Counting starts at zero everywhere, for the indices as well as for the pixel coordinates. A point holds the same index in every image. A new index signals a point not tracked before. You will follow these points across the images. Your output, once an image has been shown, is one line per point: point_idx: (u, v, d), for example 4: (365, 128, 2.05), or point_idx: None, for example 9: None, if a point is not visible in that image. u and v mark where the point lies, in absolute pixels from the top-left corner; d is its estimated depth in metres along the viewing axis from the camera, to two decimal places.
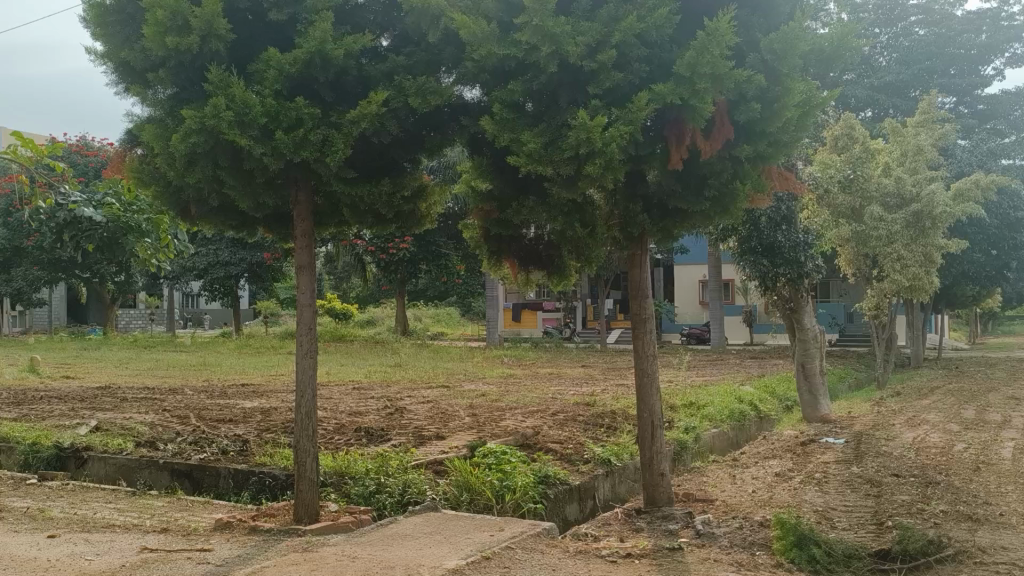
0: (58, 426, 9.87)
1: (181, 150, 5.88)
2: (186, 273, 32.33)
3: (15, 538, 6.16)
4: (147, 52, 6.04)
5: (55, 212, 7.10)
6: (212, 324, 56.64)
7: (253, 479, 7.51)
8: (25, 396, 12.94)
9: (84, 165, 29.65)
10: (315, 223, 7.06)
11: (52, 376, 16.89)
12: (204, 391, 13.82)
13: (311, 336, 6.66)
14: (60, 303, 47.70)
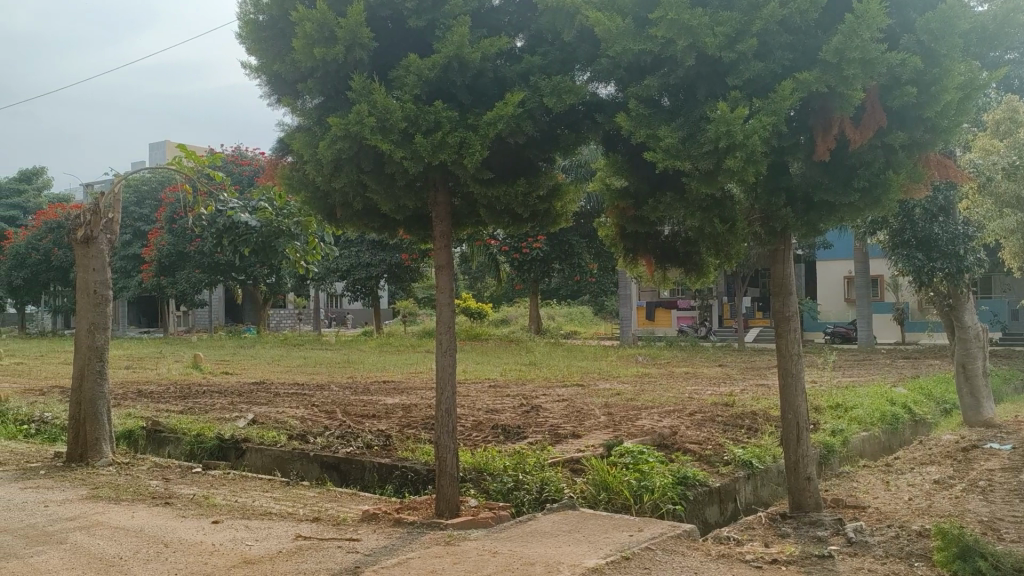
0: (219, 419, 10.54)
1: (328, 157, 6.17)
2: (331, 274, 33.85)
3: (184, 522, 6.63)
4: (296, 65, 6.36)
5: (215, 218, 7.65)
6: (356, 323, 59.15)
7: (396, 473, 7.74)
8: (189, 390, 13.92)
9: (239, 174, 31.58)
10: (453, 224, 7.22)
11: (215, 372, 18.13)
12: (349, 387, 14.40)
13: (451, 335, 6.80)
14: (219, 303, 51.10)
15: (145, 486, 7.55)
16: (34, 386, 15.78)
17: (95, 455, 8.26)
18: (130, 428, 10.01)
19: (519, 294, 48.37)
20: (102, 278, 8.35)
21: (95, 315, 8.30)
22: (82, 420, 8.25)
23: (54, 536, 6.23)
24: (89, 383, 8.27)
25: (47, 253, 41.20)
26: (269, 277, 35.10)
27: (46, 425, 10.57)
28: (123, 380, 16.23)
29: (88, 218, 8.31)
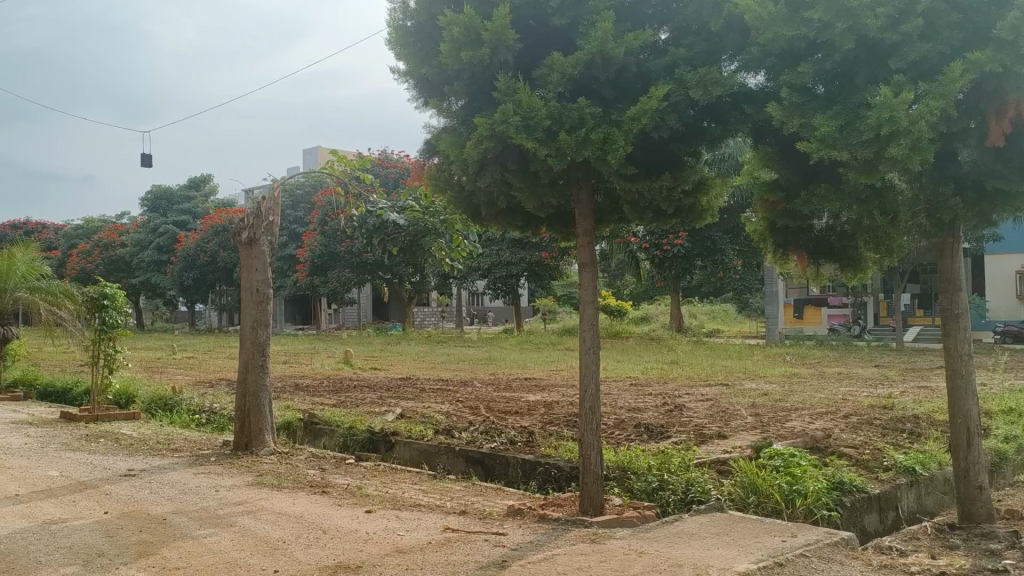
0: (370, 412, 10.97)
1: (474, 156, 6.30)
2: (473, 273, 34.58)
3: (340, 510, 6.93)
4: (443, 68, 6.51)
5: (365, 219, 7.96)
6: (498, 321, 60.21)
7: (540, 470, 7.80)
8: (343, 384, 14.58)
9: (385, 177, 32.81)
10: (596, 221, 7.21)
11: (365, 367, 18.93)
12: (492, 383, 14.66)
13: (595, 332, 6.78)
14: (366, 302, 53.26)
15: (304, 474, 7.94)
16: (207, 378, 17.00)
17: (258, 444, 8.75)
18: (289, 419, 10.56)
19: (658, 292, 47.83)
20: (264, 278, 8.84)
21: (258, 312, 8.80)
22: (247, 411, 8.77)
23: (224, 519, 6.65)
24: (253, 376, 8.77)
25: (213, 254, 44.32)
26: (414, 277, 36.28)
27: (216, 415, 11.33)
28: (284, 373, 17.21)
29: (251, 222, 8.83)
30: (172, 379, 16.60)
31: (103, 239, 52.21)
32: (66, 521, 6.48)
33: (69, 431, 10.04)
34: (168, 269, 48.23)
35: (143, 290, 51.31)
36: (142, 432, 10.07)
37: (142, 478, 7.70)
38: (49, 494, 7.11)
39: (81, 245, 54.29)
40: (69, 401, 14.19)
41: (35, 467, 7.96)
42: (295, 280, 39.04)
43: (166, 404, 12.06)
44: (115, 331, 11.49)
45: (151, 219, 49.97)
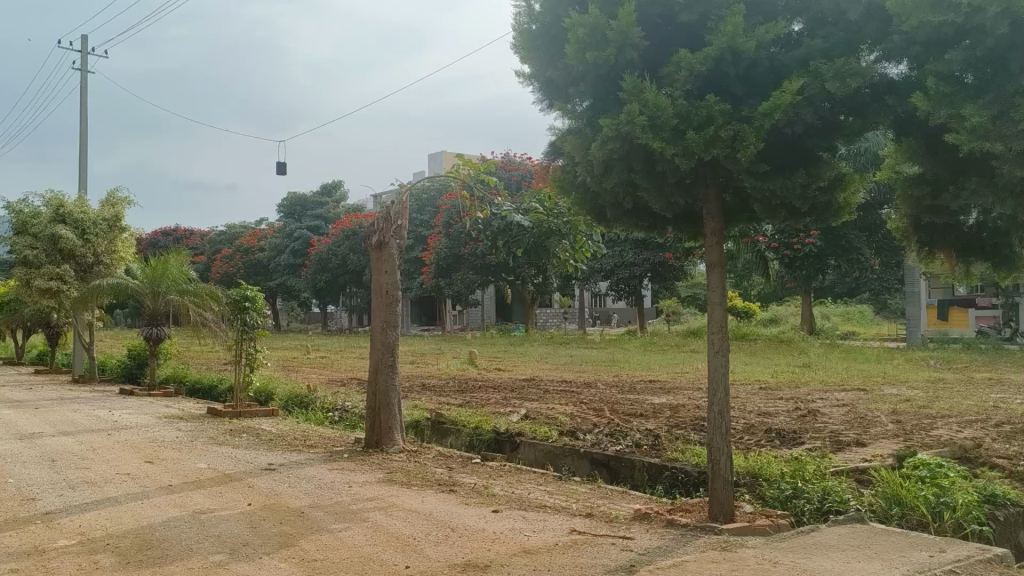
0: (495, 412, 11.11)
1: (599, 157, 6.27)
2: (596, 274, 34.57)
3: (467, 509, 7.04)
4: (568, 70, 6.51)
5: (491, 221, 8.04)
6: (621, 322, 59.85)
7: (666, 474, 7.67)
8: (469, 384, 14.86)
9: (508, 179, 33.32)
10: (725, 220, 7.03)
11: (490, 367, 19.27)
12: (616, 385, 14.57)
13: (723, 334, 6.60)
14: (491, 303, 54.13)
15: (432, 473, 8.11)
16: (340, 377, 17.72)
17: (388, 442, 9.00)
18: (416, 418, 10.83)
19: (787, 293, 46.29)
20: (393, 280, 9.09)
21: (387, 313, 9.05)
22: (377, 410, 9.03)
23: (358, 514, 6.88)
24: (383, 376, 9.02)
25: (344, 257, 46.12)
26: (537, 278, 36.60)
27: (348, 413, 11.75)
28: (412, 374, 17.71)
29: (381, 226, 9.09)
30: (307, 378, 17.38)
31: (244, 244, 55.54)
32: (214, 512, 6.86)
33: (215, 425, 10.65)
34: (302, 271, 50.55)
35: (280, 291, 54.00)
36: (280, 428, 10.55)
37: (281, 472, 8.07)
38: (198, 485, 7.55)
39: (224, 250, 57.81)
40: (214, 396, 15.07)
41: (186, 460, 8.48)
42: (422, 282, 40.15)
43: (302, 402, 12.60)
44: (256, 332, 12.11)
45: (286, 224, 52.54)
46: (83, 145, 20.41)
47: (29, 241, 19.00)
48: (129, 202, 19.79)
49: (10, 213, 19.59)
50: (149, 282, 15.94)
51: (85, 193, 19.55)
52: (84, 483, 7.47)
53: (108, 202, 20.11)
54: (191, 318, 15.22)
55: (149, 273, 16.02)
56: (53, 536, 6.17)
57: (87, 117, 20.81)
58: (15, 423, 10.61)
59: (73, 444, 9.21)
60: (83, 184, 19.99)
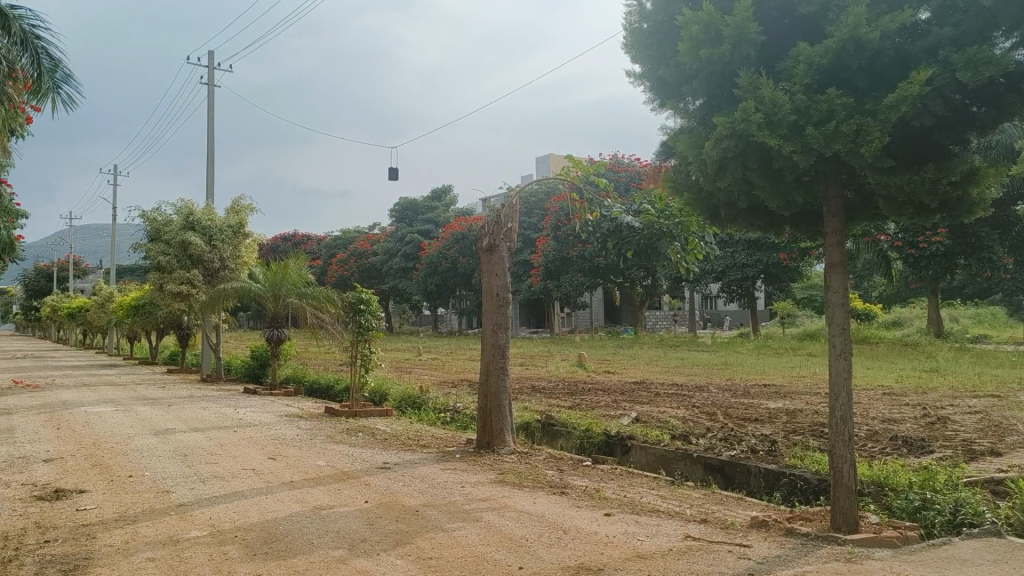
0: (605, 415, 11.04)
1: (714, 156, 6.14)
2: (708, 275, 34.29)
3: (579, 512, 7.01)
4: (681, 67, 6.42)
5: (601, 223, 7.98)
6: (733, 325, 58.66)
7: (784, 481, 7.45)
8: (578, 387, 14.85)
9: (617, 181, 33.24)
10: (846, 219, 6.77)
11: (600, 370, 19.19)
12: (729, 389, 14.27)
13: (845, 337, 6.35)
14: (599, 305, 54.15)
15: (543, 475, 8.13)
16: (451, 379, 18.01)
17: (499, 443, 9.07)
18: (526, 420, 10.89)
19: (911, 295, 44.23)
20: (504, 283, 9.18)
21: (498, 315, 9.14)
22: (488, 411, 9.11)
23: (471, 514, 6.96)
24: (494, 378, 9.11)
25: (454, 261, 47.05)
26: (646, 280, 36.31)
27: (459, 414, 11.92)
28: (523, 376, 17.81)
29: (491, 229, 9.17)
30: (420, 379, 17.72)
31: (359, 249, 57.70)
32: (334, 508, 7.08)
33: (333, 424, 11.01)
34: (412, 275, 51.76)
35: (392, 294, 55.51)
36: (394, 428, 10.80)
37: (396, 471, 8.25)
38: (318, 482, 7.81)
39: (339, 255, 60.08)
40: (332, 396, 15.56)
41: (306, 457, 8.78)
42: (531, 284, 40.60)
43: (415, 402, 12.87)
44: (370, 334, 12.44)
45: (398, 230, 53.93)
46: (211, 156, 21.49)
47: (162, 247, 20.11)
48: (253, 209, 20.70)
49: (145, 221, 20.80)
50: (271, 286, 16.65)
51: (213, 201, 20.57)
52: (213, 478, 7.84)
53: (233, 210, 21.09)
54: (309, 320, 15.77)
55: (271, 277, 16.73)
56: (186, 527, 6.50)
57: (214, 129, 21.88)
58: (151, 419, 11.26)
59: (203, 440, 9.68)
60: (210, 193, 21.03)
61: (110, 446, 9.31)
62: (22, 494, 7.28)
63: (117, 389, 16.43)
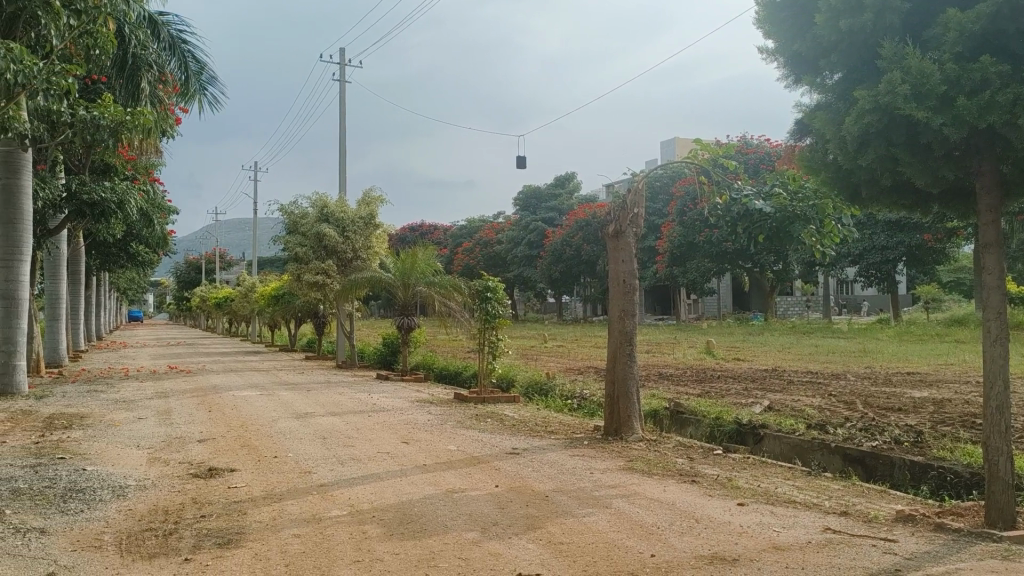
0: (736, 404, 10.81)
1: (854, 132, 5.89)
2: (844, 259, 33.20)
3: (711, 501, 6.89)
4: (819, 40, 6.26)
5: (731, 206, 7.76)
6: (871, 311, 56.29)
7: (932, 474, 7.10)
8: (708, 374, 14.60)
9: (746, 164, 32.35)
10: (1002, 196, 6.33)
11: (730, 357, 18.74)
12: (869, 377, 13.70)
13: (1001, 322, 5.97)
14: (727, 291, 53.13)
15: (673, 463, 8.03)
16: (577, 366, 18.06)
17: (628, 430, 9.02)
18: (655, 407, 10.79)
19: None
20: (631, 269, 9.10)
21: (625, 301, 9.08)
22: (616, 398, 9.07)
23: (601, 500, 6.95)
24: (621, 365, 9.06)
25: (578, 248, 47.10)
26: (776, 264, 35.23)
27: (586, 401, 11.94)
28: (651, 362, 17.64)
29: (617, 214, 9.12)
30: (546, 366, 17.84)
31: (484, 238, 59.07)
32: (465, 491, 7.22)
33: (462, 409, 11.24)
34: (537, 263, 52.36)
35: (515, 283, 56.26)
36: (522, 414, 10.93)
37: (525, 456, 8.33)
38: (450, 465, 7.99)
39: (466, 245, 61.53)
40: (461, 382, 15.92)
41: (437, 441, 9.00)
42: (657, 270, 40.36)
43: (542, 389, 12.98)
44: (497, 321, 12.64)
45: (522, 219, 54.55)
46: (343, 151, 22.25)
47: (300, 239, 21.09)
48: (383, 201, 21.33)
49: (283, 214, 21.87)
50: (401, 275, 17.22)
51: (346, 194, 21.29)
52: (352, 460, 8.15)
53: (364, 201, 21.80)
54: (438, 308, 16.10)
55: (401, 266, 17.28)
56: (327, 506, 6.78)
57: (345, 124, 22.68)
58: (293, 403, 11.83)
59: (340, 423, 10.08)
60: (343, 186, 21.82)
61: (256, 428, 9.83)
62: (180, 472, 7.80)
63: (259, 375, 17.37)
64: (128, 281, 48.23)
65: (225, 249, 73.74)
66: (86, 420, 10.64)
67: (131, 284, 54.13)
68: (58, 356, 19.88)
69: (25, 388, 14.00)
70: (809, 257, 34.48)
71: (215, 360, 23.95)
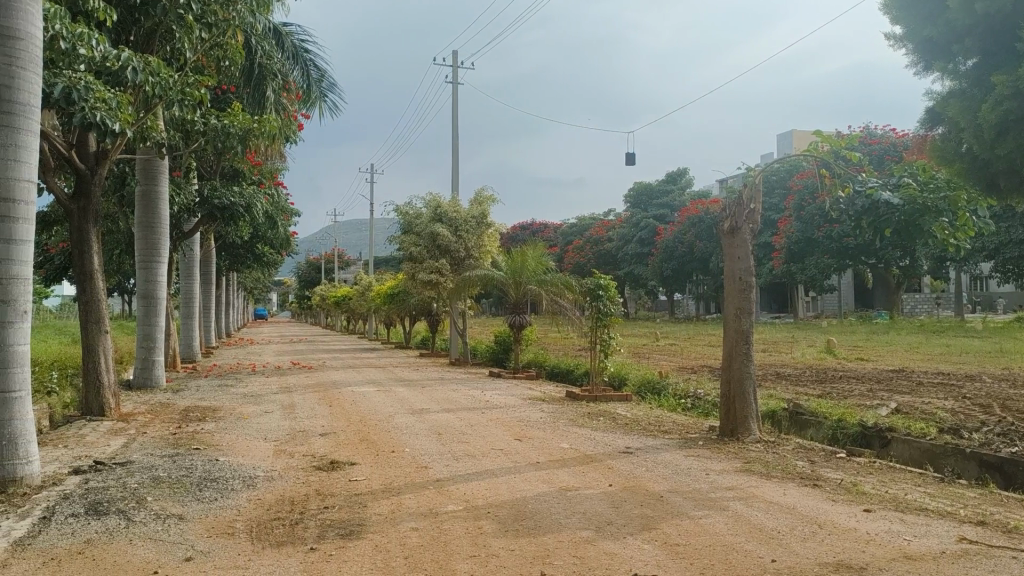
0: (860, 405, 10.40)
1: (992, 120, 5.78)
2: (978, 254, 31.42)
3: (835, 506, 6.65)
4: (954, 23, 6.12)
5: (855, 199, 7.44)
6: (1008, 308, 53.01)
7: None
8: (829, 374, 14.10)
9: (869, 155, 31.01)
10: None
11: (853, 357, 18.00)
12: (1007, 379, 12.91)
13: None
14: (847, 289, 51.13)
15: (794, 466, 7.79)
16: (691, 364, 17.77)
17: (744, 432, 8.81)
18: (773, 409, 10.52)
19: None
20: (746, 266, 8.91)
21: (741, 300, 8.90)
22: (732, 398, 8.88)
23: (718, 502, 6.82)
24: (737, 364, 8.88)
25: (691, 245, 46.39)
26: (901, 260, 33.67)
27: (700, 401, 11.75)
28: (769, 362, 17.18)
29: (732, 210, 8.96)
30: (659, 365, 17.64)
31: (595, 236, 59.16)
32: (579, 490, 7.22)
33: (574, 408, 11.25)
34: (648, 261, 51.89)
35: (626, 281, 55.92)
36: (635, 413, 10.85)
37: (638, 456, 8.26)
38: (563, 464, 8.01)
39: (575, 243, 61.67)
40: (572, 380, 15.93)
41: (550, 439, 9.04)
42: (773, 267, 39.35)
43: (655, 388, 12.83)
44: (609, 319, 12.60)
45: (632, 216, 54.23)
46: (455, 152, 22.63)
47: (414, 239, 21.61)
48: (494, 199, 21.56)
49: (398, 214, 22.46)
50: (512, 274, 17.39)
51: (458, 193, 21.64)
52: (466, 456, 8.28)
53: (476, 201, 22.08)
54: (549, 307, 16.13)
55: (512, 265, 17.46)
56: (443, 501, 6.92)
57: (458, 125, 23.05)
58: (409, 399, 12.13)
59: (454, 420, 10.27)
60: (456, 187, 22.17)
61: (374, 423, 10.13)
62: (304, 464, 8.11)
63: (375, 371, 17.89)
64: (254, 280, 50.69)
65: (343, 250, 76.18)
66: (217, 413, 11.23)
67: (258, 285, 56.76)
68: (191, 352, 21.01)
69: (162, 381, 14.99)
70: (939, 252, 32.71)
71: (333, 356, 24.82)
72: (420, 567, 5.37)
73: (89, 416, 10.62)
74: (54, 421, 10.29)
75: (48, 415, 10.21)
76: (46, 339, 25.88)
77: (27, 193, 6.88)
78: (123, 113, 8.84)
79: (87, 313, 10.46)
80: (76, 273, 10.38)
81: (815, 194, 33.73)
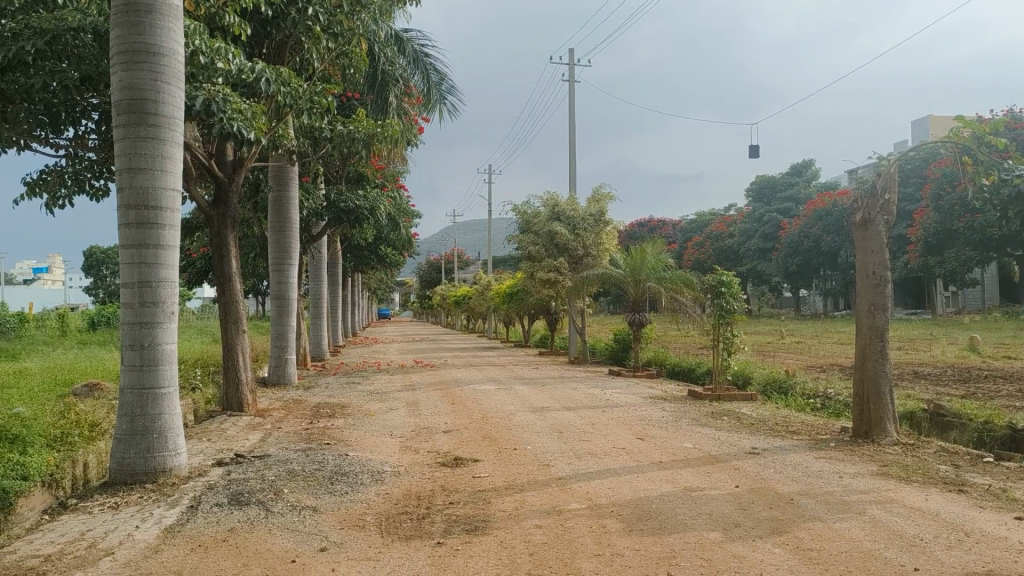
0: (1009, 407, 9.77)
1: None
2: None
3: (983, 514, 6.25)
4: None
5: (1002, 187, 6.98)
6: None
7: None
8: (973, 373, 13.32)
9: (1016, 140, 29.03)
10: None
11: (1001, 355, 16.92)
12: None
13: None
14: (992, 283, 48.06)
15: (936, 470, 7.38)
16: (821, 363, 17.13)
17: (880, 433, 8.42)
18: (911, 410, 10.02)
19: None
20: (881, 260, 8.54)
21: (875, 295, 8.55)
22: (866, 398, 8.51)
23: (853, 506, 6.54)
24: (871, 363, 8.52)
25: (817, 239, 44.77)
26: None
27: (831, 400, 11.32)
28: (907, 360, 16.37)
29: (865, 202, 8.60)
30: (786, 363, 17.10)
31: (716, 231, 57.95)
32: (704, 490, 7.08)
33: (697, 407, 11.05)
34: (772, 255, 50.40)
35: (749, 278, 54.46)
36: (762, 412, 10.56)
37: (767, 457, 8.03)
38: (687, 463, 7.87)
39: (693, 240, 60.60)
40: (694, 379, 15.65)
41: (673, 438, 8.90)
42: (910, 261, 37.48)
43: (781, 388, 12.45)
44: (732, 317, 12.34)
45: (756, 210, 52.86)
46: (571, 151, 22.65)
47: (532, 238, 21.76)
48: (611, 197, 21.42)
49: (516, 214, 22.69)
50: (631, 270, 17.23)
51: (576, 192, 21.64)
52: (588, 454, 8.27)
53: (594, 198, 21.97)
54: (669, 304, 15.91)
55: (631, 262, 17.31)
56: (566, 499, 6.92)
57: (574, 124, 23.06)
58: (529, 397, 12.20)
59: (575, 418, 10.27)
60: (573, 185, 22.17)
61: (496, 421, 10.25)
62: (429, 460, 8.29)
63: (495, 369, 18.11)
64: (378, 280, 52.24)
65: (463, 250, 77.42)
66: (346, 409, 11.64)
67: (384, 284, 58.32)
68: (320, 351, 21.86)
69: (294, 379, 15.65)
70: None
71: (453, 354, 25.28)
72: (544, 564, 5.39)
73: (229, 411, 11.21)
74: (196, 415, 10.90)
75: (190, 410, 10.83)
76: (188, 338, 27.48)
77: (173, 201, 7.31)
78: (258, 123, 9.28)
79: (226, 313, 11.03)
80: (217, 275, 10.96)
81: (954, 181, 31.89)
